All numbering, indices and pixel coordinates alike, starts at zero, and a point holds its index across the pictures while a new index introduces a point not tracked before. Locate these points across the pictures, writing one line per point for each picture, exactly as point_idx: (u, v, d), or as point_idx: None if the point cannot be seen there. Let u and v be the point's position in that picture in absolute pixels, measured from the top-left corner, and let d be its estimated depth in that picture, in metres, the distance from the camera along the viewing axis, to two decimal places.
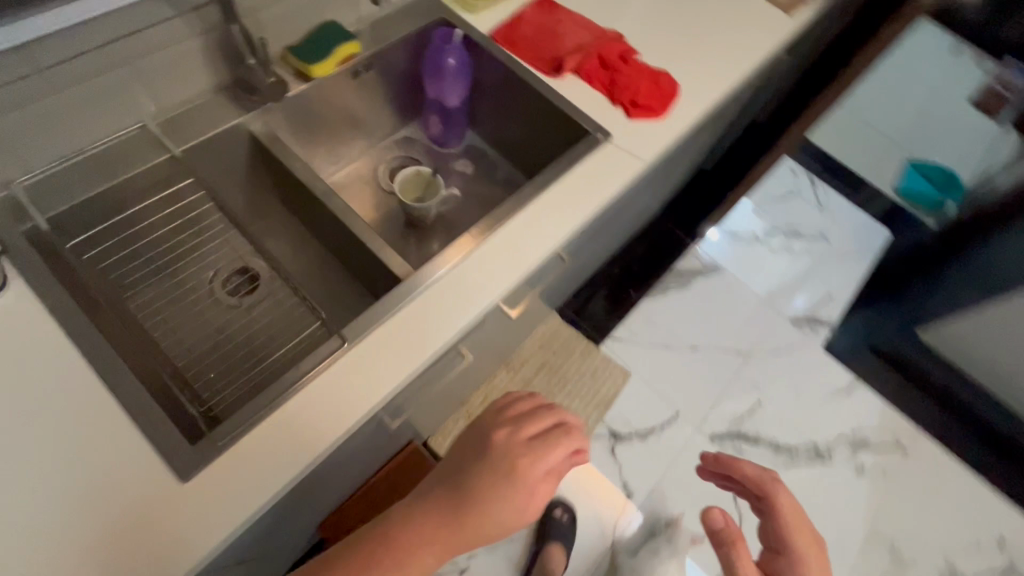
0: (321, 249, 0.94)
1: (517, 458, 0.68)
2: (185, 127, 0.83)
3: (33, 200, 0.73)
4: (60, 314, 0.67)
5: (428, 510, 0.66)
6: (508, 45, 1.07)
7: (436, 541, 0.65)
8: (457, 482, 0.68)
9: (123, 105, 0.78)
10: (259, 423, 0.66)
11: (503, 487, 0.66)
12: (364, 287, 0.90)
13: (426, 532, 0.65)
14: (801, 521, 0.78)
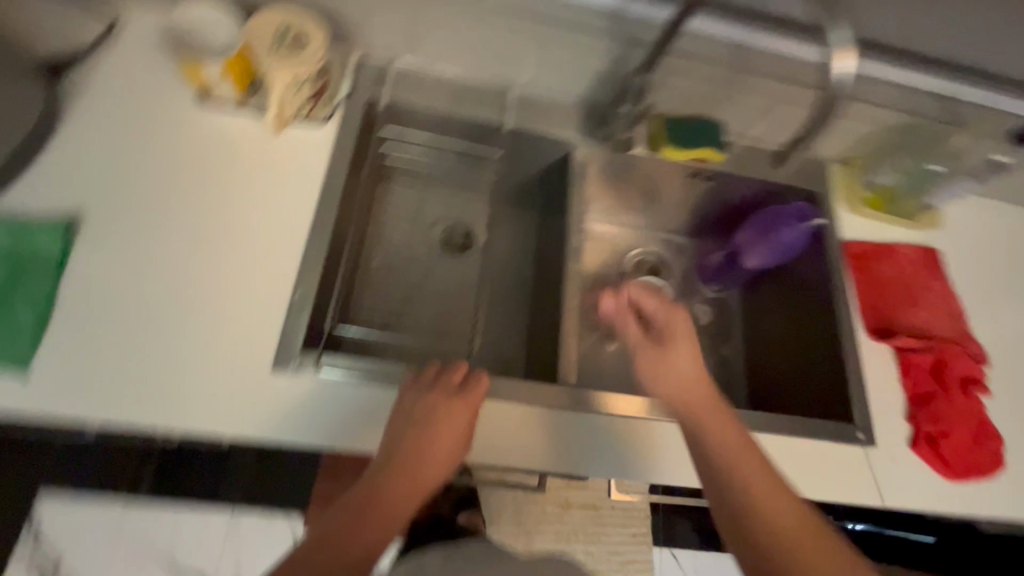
0: (526, 278, 0.90)
1: (449, 407, 0.59)
2: (532, 112, 0.85)
3: (394, 81, 0.82)
4: (332, 171, 0.74)
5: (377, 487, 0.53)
6: (854, 266, 0.89)
7: (396, 514, 0.52)
8: (406, 456, 0.56)
9: (511, 66, 0.82)
10: (347, 382, 0.65)
11: (442, 431, 0.58)
12: (524, 342, 0.85)
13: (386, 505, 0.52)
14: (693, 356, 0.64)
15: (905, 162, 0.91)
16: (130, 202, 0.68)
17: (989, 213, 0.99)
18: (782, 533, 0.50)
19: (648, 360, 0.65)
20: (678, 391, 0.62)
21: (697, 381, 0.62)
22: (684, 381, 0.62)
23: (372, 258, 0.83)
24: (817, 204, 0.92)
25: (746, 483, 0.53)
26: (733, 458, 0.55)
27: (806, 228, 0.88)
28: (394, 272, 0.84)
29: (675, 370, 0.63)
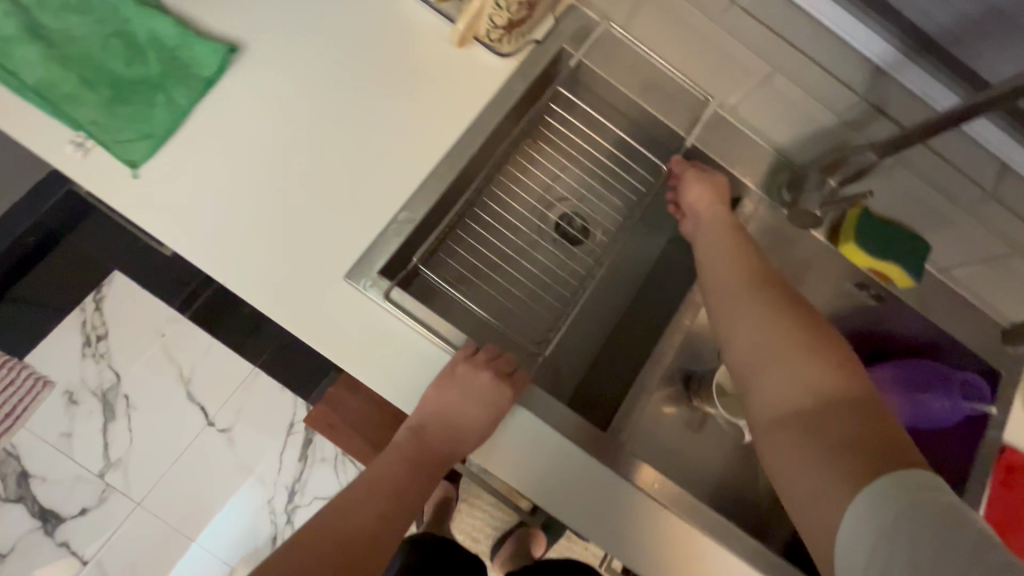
0: (623, 304, 0.81)
1: (478, 386, 0.57)
2: (720, 137, 0.74)
3: (594, 45, 0.72)
4: (489, 106, 0.68)
5: (409, 454, 0.58)
6: (1001, 478, 0.72)
7: (423, 481, 0.58)
8: (436, 427, 0.58)
9: (725, 79, 0.71)
10: (405, 326, 0.61)
11: (469, 400, 0.57)
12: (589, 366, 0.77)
13: (413, 478, 0.58)
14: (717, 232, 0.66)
15: None
16: (293, 54, 0.66)
17: None
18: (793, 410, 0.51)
19: (704, 244, 0.67)
20: (723, 287, 0.61)
21: (740, 271, 0.61)
22: (736, 265, 0.62)
23: (488, 214, 0.77)
24: (992, 387, 0.75)
25: (769, 384, 0.53)
26: (735, 294, 0.59)
27: (963, 408, 0.73)
28: (501, 240, 0.77)
29: (726, 274, 0.62)
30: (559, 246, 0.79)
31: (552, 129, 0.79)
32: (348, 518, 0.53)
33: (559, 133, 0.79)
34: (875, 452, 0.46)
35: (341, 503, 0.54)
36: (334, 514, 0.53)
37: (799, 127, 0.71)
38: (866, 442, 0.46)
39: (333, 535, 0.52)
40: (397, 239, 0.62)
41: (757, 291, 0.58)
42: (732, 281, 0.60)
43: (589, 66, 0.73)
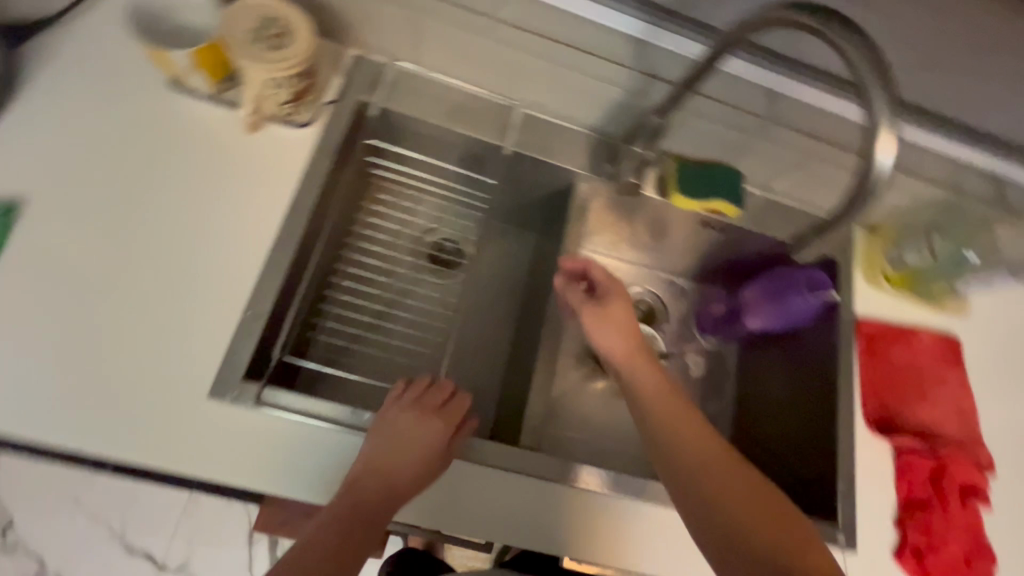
0: (508, 312, 0.84)
1: (428, 412, 0.62)
2: (535, 135, 0.78)
3: (390, 86, 0.75)
4: (303, 179, 0.68)
5: (367, 495, 0.55)
6: (861, 347, 0.82)
7: (355, 545, 0.53)
8: (365, 478, 0.56)
9: (518, 82, 0.75)
10: (288, 419, 0.60)
11: (413, 428, 0.60)
12: (495, 381, 0.79)
13: (347, 536, 0.53)
14: (633, 345, 0.64)
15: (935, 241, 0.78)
16: (81, 190, 0.63)
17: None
18: (697, 476, 0.54)
19: (597, 333, 0.67)
20: (632, 371, 0.63)
21: (643, 355, 0.63)
22: (635, 348, 0.64)
23: (350, 280, 0.78)
24: (834, 273, 0.84)
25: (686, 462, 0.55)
26: (655, 408, 0.59)
27: (814, 303, 0.81)
28: (373, 294, 0.79)
29: (632, 358, 0.63)
30: (432, 277, 0.82)
31: (386, 175, 0.82)
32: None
33: (394, 175, 0.82)
34: (783, 537, 0.51)
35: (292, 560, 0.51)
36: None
37: (598, 106, 0.77)
38: (765, 516, 0.52)
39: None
40: (253, 340, 0.61)
41: (660, 379, 0.61)
42: (645, 374, 0.62)
43: (391, 108, 0.74)
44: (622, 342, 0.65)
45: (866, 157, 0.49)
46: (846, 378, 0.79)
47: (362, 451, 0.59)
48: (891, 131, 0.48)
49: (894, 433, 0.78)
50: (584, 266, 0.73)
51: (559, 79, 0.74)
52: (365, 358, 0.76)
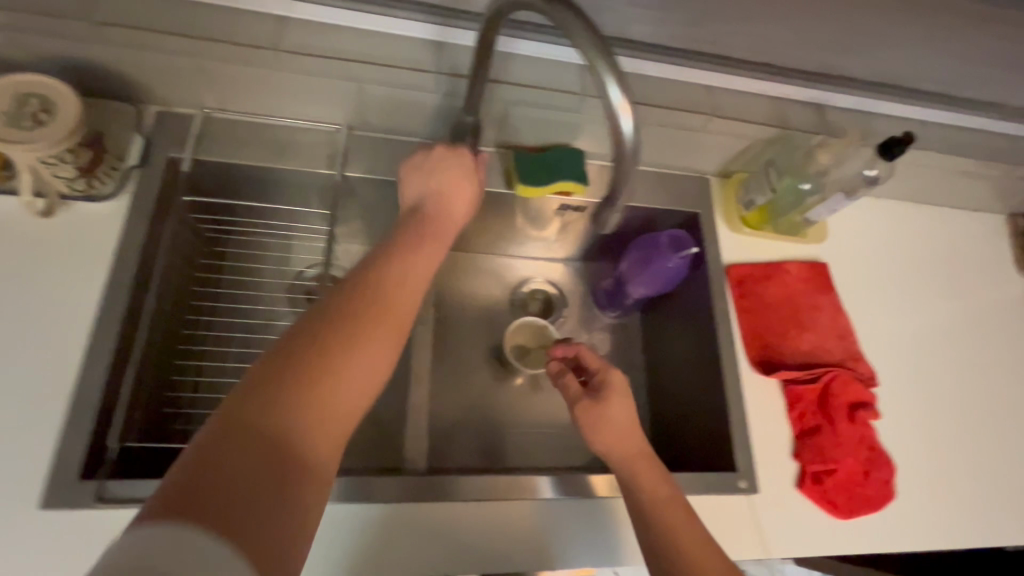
0: None
1: (438, 219, 0.62)
2: (369, 155, 0.77)
3: (200, 137, 0.71)
4: (117, 254, 0.64)
5: (359, 319, 0.49)
6: (735, 292, 0.84)
7: (330, 347, 0.46)
8: (361, 282, 0.52)
9: (336, 107, 0.73)
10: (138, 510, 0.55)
11: (431, 250, 0.59)
12: (386, 409, 0.77)
13: (314, 352, 0.46)
14: (625, 416, 0.66)
15: (775, 178, 0.80)
16: None
17: (880, 214, 0.97)
18: (670, 542, 0.60)
19: (597, 411, 0.66)
20: (607, 441, 0.65)
21: (621, 425, 0.65)
22: (623, 428, 0.65)
23: (211, 348, 0.73)
24: (697, 227, 0.87)
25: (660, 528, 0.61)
26: (631, 462, 0.64)
27: (682, 261, 0.82)
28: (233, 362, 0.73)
29: (612, 428, 0.65)
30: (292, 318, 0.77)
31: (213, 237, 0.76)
32: (309, 398, 0.44)
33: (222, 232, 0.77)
34: None
35: (281, 374, 0.44)
36: (299, 381, 0.44)
37: (423, 114, 0.75)
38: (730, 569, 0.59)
39: (295, 400, 0.43)
40: (82, 438, 0.56)
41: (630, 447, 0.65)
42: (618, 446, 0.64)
43: (207, 159, 0.71)
44: (616, 409, 0.66)
45: (611, 123, 0.45)
46: (725, 327, 0.81)
47: (345, 279, 0.53)
48: (625, 96, 0.44)
49: (780, 367, 0.80)
50: (580, 357, 0.73)
51: (374, 96, 0.72)
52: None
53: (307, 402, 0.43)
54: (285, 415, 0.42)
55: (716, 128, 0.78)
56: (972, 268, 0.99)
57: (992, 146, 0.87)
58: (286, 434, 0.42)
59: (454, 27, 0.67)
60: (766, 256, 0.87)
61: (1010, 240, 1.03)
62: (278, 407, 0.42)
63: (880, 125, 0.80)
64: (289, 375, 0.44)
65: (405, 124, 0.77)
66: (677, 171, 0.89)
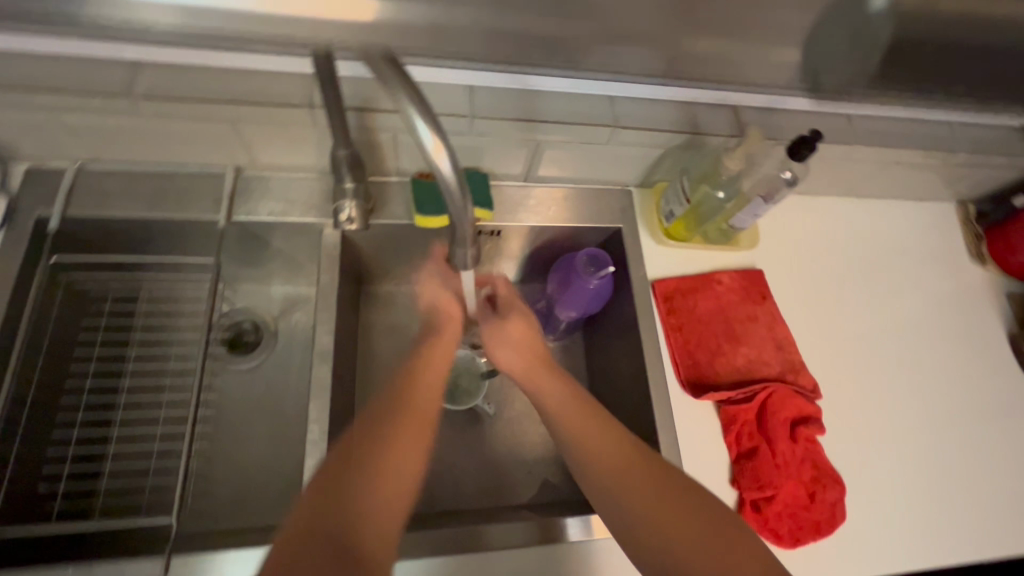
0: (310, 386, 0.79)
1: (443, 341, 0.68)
2: (259, 197, 0.73)
3: (72, 192, 0.67)
4: None
5: (397, 434, 0.58)
6: (664, 309, 0.79)
7: (384, 455, 0.56)
8: (417, 394, 0.62)
9: (216, 150, 0.70)
10: None
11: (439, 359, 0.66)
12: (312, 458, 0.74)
13: (376, 461, 0.55)
14: (529, 345, 0.67)
15: (689, 187, 0.75)
16: None
17: (815, 214, 0.93)
18: (657, 534, 0.55)
19: (495, 352, 0.68)
20: (580, 438, 0.61)
21: (563, 399, 0.63)
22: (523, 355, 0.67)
23: (94, 413, 0.68)
24: (619, 243, 0.83)
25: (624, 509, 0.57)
26: (612, 467, 0.58)
27: (602, 280, 0.78)
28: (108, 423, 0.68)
29: (559, 403, 0.63)
30: (174, 379, 0.71)
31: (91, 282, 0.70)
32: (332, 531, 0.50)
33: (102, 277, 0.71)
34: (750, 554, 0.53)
35: (303, 532, 0.49)
36: (324, 521, 0.50)
37: (311, 149, 0.72)
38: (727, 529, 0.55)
39: (321, 537, 0.49)
40: None
41: (590, 426, 0.61)
42: (581, 430, 0.61)
43: (78, 215, 0.67)
44: (516, 328, 0.68)
45: (428, 167, 0.41)
46: (651, 347, 0.76)
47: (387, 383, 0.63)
48: (438, 135, 0.39)
49: (712, 386, 0.75)
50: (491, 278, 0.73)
51: (252, 136, 0.68)
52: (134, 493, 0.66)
53: (366, 513, 0.52)
54: (317, 544, 0.49)
55: (622, 139, 0.74)
56: (918, 261, 0.95)
57: (923, 135, 0.83)
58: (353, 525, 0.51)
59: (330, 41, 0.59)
60: (695, 267, 0.83)
61: (962, 227, 0.99)
62: (339, 508, 0.51)
63: (796, 124, 0.76)
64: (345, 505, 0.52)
65: (296, 160, 0.74)
66: (596, 184, 0.84)
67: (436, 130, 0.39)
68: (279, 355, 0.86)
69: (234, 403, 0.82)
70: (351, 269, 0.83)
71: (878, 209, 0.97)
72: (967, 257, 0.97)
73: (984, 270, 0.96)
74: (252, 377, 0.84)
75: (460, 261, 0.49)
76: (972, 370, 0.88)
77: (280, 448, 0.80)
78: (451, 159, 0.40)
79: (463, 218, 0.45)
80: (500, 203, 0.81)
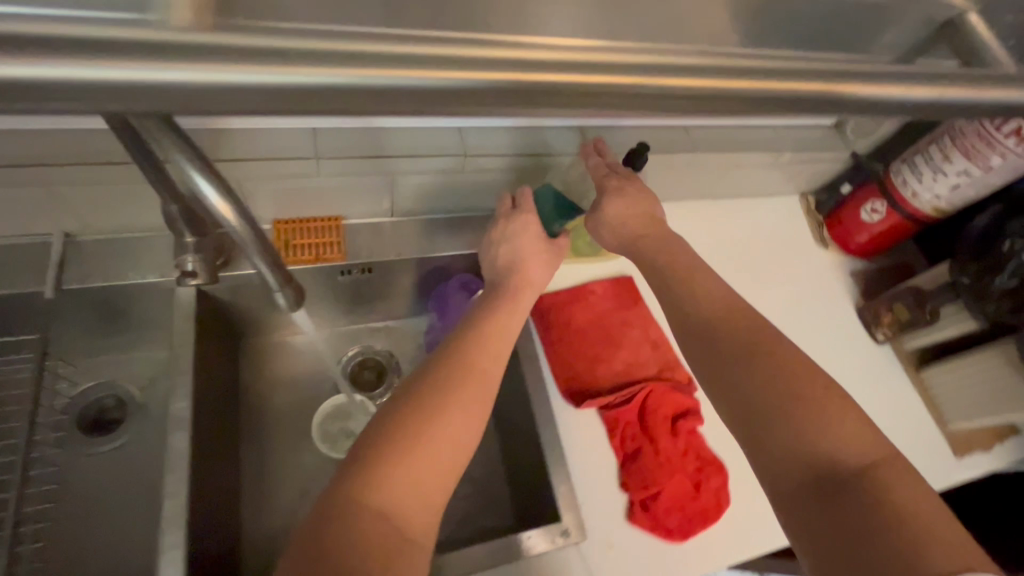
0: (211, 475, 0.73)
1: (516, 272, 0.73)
2: (94, 262, 0.68)
3: None
4: None
5: (455, 390, 0.57)
6: (542, 325, 0.81)
7: (451, 410, 0.55)
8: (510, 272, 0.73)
9: (35, 216, 0.65)
10: None
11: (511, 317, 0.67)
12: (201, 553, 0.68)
13: (444, 417, 0.55)
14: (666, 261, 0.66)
15: (547, 206, 0.79)
16: None
17: (675, 222, 1.01)
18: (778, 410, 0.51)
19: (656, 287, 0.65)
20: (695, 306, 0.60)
21: (728, 332, 0.57)
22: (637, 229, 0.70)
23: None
24: None
25: (796, 437, 0.50)
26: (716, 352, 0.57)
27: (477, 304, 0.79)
28: None
29: (732, 336, 0.56)
30: None
31: None
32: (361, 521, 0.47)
33: None
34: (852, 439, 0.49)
35: (379, 460, 0.50)
36: (401, 453, 0.51)
37: (149, 206, 0.68)
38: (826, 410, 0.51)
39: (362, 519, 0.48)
40: None
41: (767, 362, 0.53)
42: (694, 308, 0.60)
43: None
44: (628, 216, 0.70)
45: (222, 221, 0.41)
46: (533, 366, 0.77)
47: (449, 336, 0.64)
48: (223, 192, 0.40)
49: (594, 393, 0.77)
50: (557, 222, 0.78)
51: (75, 200, 0.64)
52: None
53: (425, 453, 0.52)
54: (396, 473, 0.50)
55: (476, 167, 0.76)
56: (773, 252, 1.04)
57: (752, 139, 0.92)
58: (381, 482, 0.49)
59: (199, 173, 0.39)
60: (568, 281, 0.86)
61: (806, 216, 1.10)
62: (382, 468, 0.50)
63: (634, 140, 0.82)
64: (376, 483, 0.49)
65: (132, 220, 0.69)
66: (464, 212, 0.86)
67: (219, 189, 0.40)
68: (142, 432, 0.78)
69: (85, 493, 0.73)
70: (215, 326, 0.78)
71: (731, 210, 1.07)
72: (813, 243, 1.07)
73: (828, 252, 1.07)
74: (111, 460, 0.76)
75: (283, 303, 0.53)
76: (827, 347, 0.97)
77: (147, 533, 0.73)
78: (241, 216, 0.43)
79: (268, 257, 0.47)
80: (368, 241, 0.80)
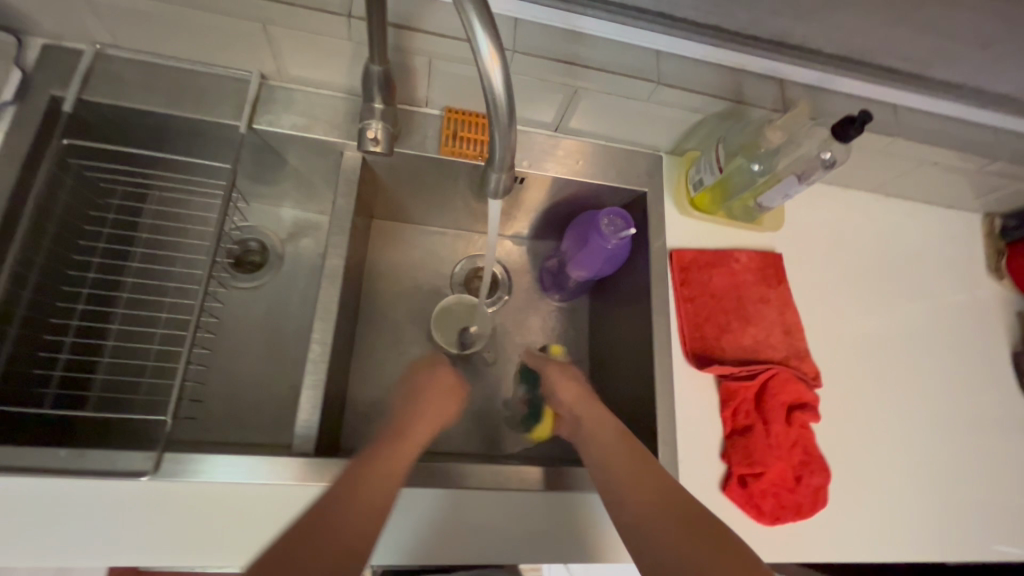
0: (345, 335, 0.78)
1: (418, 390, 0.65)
2: (283, 108, 0.71)
3: (89, 75, 0.65)
4: None
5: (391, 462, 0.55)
6: (680, 280, 0.78)
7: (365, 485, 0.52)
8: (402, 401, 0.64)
9: (244, 52, 0.67)
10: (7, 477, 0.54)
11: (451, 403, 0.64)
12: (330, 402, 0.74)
13: (352, 494, 0.51)
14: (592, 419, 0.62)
15: (724, 156, 0.73)
16: None
17: (836, 207, 0.93)
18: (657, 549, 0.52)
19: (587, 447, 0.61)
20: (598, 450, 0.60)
21: (636, 474, 0.56)
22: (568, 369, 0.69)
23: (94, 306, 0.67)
24: (643, 206, 0.81)
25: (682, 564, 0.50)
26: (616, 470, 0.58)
27: (621, 242, 0.76)
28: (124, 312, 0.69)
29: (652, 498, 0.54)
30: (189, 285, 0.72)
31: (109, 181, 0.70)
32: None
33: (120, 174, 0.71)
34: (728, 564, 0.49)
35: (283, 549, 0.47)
36: (313, 539, 0.48)
37: (341, 65, 0.68)
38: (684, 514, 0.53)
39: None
40: None
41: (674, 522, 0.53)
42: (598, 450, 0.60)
43: (94, 104, 0.65)
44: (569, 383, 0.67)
45: (481, 80, 0.42)
46: (661, 316, 0.75)
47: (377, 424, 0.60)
48: (495, 45, 0.41)
49: (716, 361, 0.75)
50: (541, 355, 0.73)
51: (281, 43, 0.65)
52: (134, 371, 0.68)
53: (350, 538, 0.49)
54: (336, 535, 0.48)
55: (664, 98, 0.71)
56: (935, 269, 0.95)
57: (969, 136, 0.80)
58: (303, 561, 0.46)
59: (468, 16, 0.40)
60: (715, 243, 0.82)
61: (983, 238, 0.98)
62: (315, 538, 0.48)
63: (839, 105, 0.74)
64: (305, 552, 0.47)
65: (324, 77, 0.70)
66: (625, 145, 0.83)
67: (493, 40, 0.40)
68: (283, 277, 0.84)
69: (238, 318, 0.80)
70: (368, 197, 0.80)
71: (902, 212, 0.97)
72: (984, 269, 0.96)
73: (999, 284, 0.96)
74: (256, 298, 0.82)
75: (492, 185, 0.54)
76: (961, 378, 0.90)
77: (273, 369, 0.79)
78: (504, 75, 0.42)
79: (506, 140, 0.48)
80: (527, 149, 0.79)
